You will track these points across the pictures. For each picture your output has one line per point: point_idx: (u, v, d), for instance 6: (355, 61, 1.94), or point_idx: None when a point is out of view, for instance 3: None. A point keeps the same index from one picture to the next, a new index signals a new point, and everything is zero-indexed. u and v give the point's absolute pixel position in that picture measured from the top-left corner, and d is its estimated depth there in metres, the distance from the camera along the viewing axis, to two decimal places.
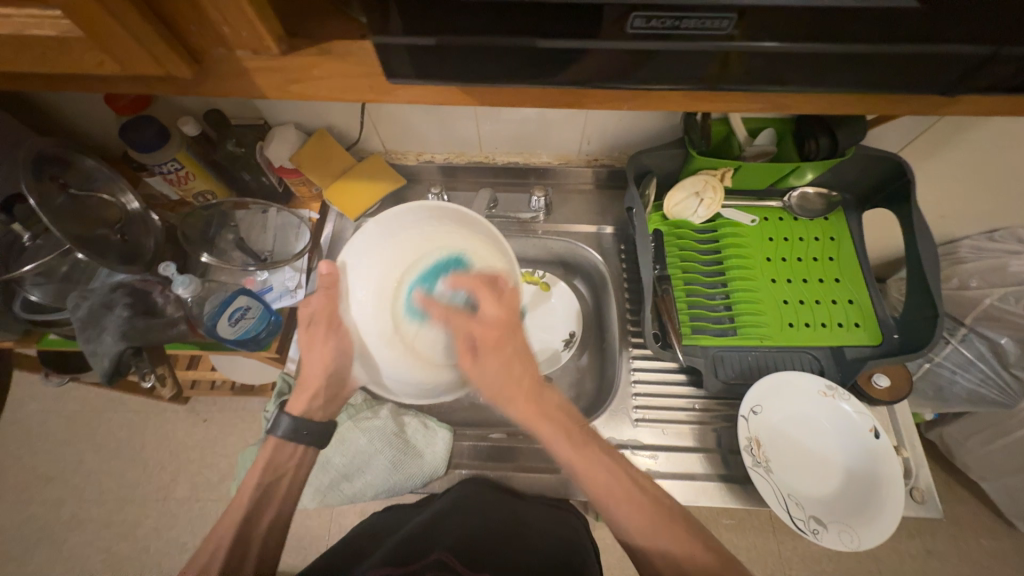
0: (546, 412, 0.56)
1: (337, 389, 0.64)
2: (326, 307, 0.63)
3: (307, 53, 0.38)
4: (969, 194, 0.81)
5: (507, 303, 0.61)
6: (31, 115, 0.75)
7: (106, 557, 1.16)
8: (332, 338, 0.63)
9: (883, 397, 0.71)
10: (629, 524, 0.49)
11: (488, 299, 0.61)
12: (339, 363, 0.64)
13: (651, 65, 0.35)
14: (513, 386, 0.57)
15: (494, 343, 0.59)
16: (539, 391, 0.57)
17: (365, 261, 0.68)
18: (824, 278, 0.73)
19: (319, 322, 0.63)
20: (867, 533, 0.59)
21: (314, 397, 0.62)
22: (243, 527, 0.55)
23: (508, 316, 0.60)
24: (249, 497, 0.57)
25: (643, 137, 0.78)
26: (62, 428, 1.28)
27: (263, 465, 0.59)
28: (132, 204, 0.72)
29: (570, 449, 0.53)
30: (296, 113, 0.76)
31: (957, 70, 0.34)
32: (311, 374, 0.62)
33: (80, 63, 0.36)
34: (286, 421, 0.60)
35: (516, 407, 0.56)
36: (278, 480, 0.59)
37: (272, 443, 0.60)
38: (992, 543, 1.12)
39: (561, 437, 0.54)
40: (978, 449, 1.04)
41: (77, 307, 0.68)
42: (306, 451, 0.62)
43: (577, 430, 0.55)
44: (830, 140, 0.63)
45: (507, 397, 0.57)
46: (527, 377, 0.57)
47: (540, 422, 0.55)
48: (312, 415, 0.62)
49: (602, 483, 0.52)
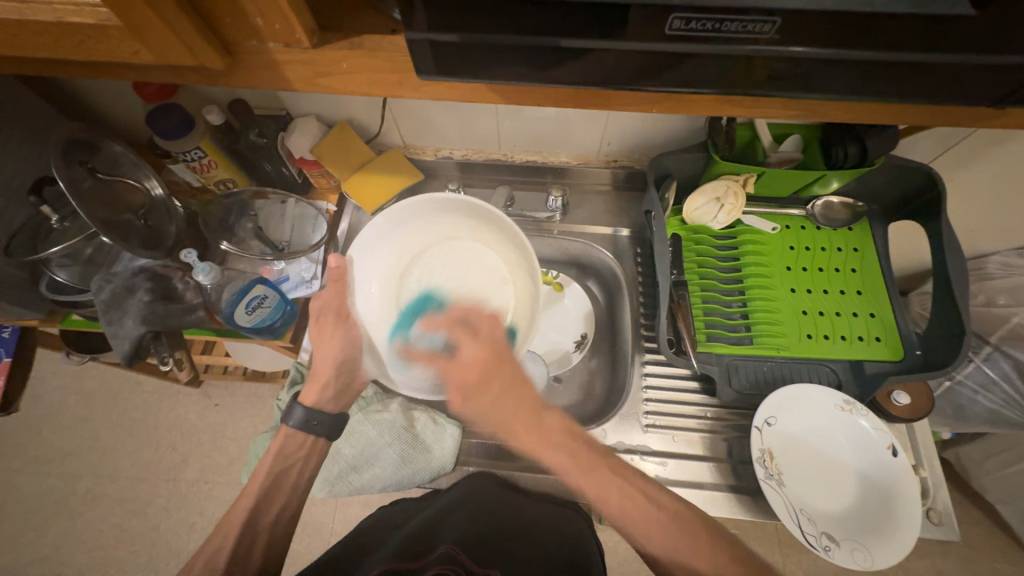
0: (549, 438, 0.54)
1: (348, 380, 0.65)
2: (334, 300, 0.65)
3: (337, 47, 0.38)
4: (1001, 209, 0.78)
5: (486, 337, 0.61)
6: (62, 100, 0.77)
7: (117, 532, 1.19)
8: (341, 330, 0.65)
9: (901, 415, 0.69)
10: (641, 536, 0.50)
11: (465, 339, 0.61)
12: (349, 353, 0.65)
13: (688, 66, 0.35)
14: (512, 419, 0.56)
15: (480, 383, 0.58)
16: (538, 418, 0.56)
17: (371, 255, 0.68)
18: (845, 290, 0.72)
19: (328, 314, 0.65)
20: (881, 553, 0.58)
21: (325, 388, 0.64)
22: (256, 515, 0.56)
23: (490, 349, 0.59)
24: (260, 485, 0.58)
25: (665, 140, 0.77)
26: (80, 405, 1.31)
27: (274, 455, 0.60)
28: (155, 190, 0.73)
29: (579, 474, 0.52)
30: (318, 105, 0.76)
31: (1010, 82, 0.33)
32: (322, 365, 0.64)
33: (115, 53, 0.36)
34: (298, 412, 0.61)
35: (521, 440, 0.55)
36: (288, 471, 0.60)
37: (283, 433, 0.61)
38: (1006, 568, 1.09)
39: (574, 468, 0.53)
40: (995, 471, 1.02)
41: (101, 290, 0.70)
42: (315, 442, 0.62)
43: (586, 449, 0.54)
44: (859, 148, 0.61)
45: (508, 429, 0.56)
46: (524, 408, 0.56)
47: (548, 450, 0.54)
48: (323, 405, 0.63)
49: (617, 503, 0.51)
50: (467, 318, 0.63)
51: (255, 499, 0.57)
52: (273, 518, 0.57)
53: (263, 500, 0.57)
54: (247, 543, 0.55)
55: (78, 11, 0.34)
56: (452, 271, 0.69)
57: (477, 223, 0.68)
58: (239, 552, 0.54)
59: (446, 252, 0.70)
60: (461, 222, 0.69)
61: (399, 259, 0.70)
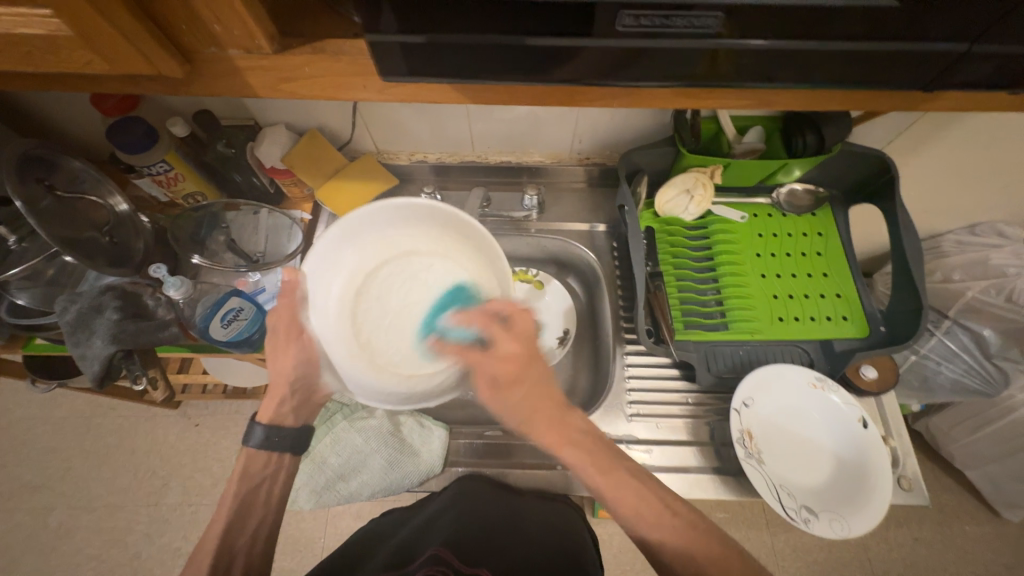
0: (569, 438, 0.55)
1: (306, 395, 0.65)
2: (286, 314, 0.63)
3: (299, 51, 0.38)
4: (950, 189, 0.83)
5: (521, 333, 0.60)
6: (15, 117, 0.74)
7: (95, 564, 1.14)
8: (293, 345, 0.64)
9: (870, 388, 0.73)
10: (630, 514, 0.51)
11: (500, 334, 0.59)
12: (305, 370, 0.64)
13: (643, 61, 0.36)
14: (536, 419, 0.56)
15: (513, 378, 0.58)
16: (563, 417, 0.57)
17: (327, 266, 0.67)
18: (812, 273, 0.75)
19: (280, 330, 0.63)
20: (856, 521, 0.61)
21: (281, 402, 0.63)
22: (235, 535, 0.55)
23: (527, 347, 0.59)
24: (229, 506, 0.56)
25: (635, 136, 0.79)
26: (50, 434, 1.26)
27: (238, 476, 0.58)
28: (120, 206, 0.71)
29: (598, 475, 0.53)
30: (287, 113, 0.75)
31: (935, 67, 0.35)
32: (277, 380, 0.62)
33: (68, 63, 0.35)
34: (258, 431, 0.60)
35: (541, 436, 0.56)
36: (258, 489, 0.59)
37: (245, 454, 0.60)
38: (978, 530, 1.15)
39: (591, 467, 0.53)
40: (962, 439, 1.07)
41: (66, 310, 0.67)
42: (282, 458, 0.61)
43: (603, 451, 0.55)
44: (816, 138, 0.65)
45: (532, 428, 0.56)
46: (550, 405, 0.57)
47: (566, 450, 0.55)
48: (282, 420, 0.62)
49: (632, 504, 0.51)
50: (501, 311, 0.61)
51: (229, 519, 0.56)
52: (251, 539, 0.56)
53: (242, 512, 0.57)
54: (230, 566, 0.53)
55: None
56: (411, 284, 0.68)
57: (440, 230, 0.69)
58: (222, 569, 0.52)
59: (405, 266, 0.70)
60: (421, 228, 0.70)
61: (356, 270, 0.69)
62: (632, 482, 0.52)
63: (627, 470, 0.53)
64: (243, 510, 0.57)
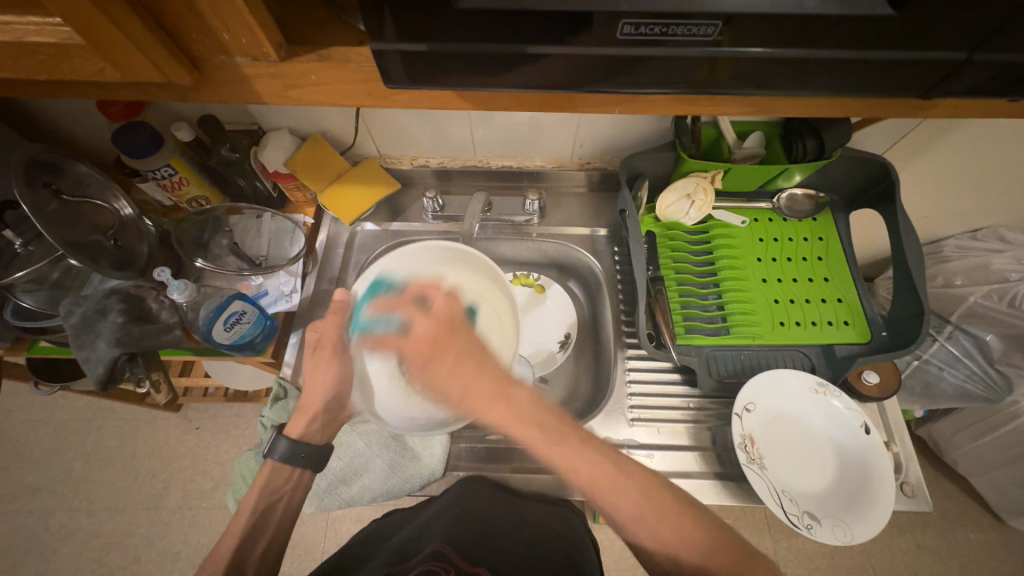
0: (517, 411, 0.49)
1: (335, 413, 0.64)
2: (331, 332, 0.63)
3: (306, 59, 0.38)
4: (951, 195, 0.83)
5: (439, 311, 0.59)
6: (24, 123, 0.75)
7: (95, 568, 1.14)
8: (334, 362, 0.63)
9: (872, 394, 0.73)
10: (588, 483, 0.48)
11: (415, 314, 0.59)
12: (339, 391, 0.63)
13: (642, 68, 0.36)
14: (476, 394, 0.51)
15: (434, 351, 0.55)
16: (505, 389, 0.51)
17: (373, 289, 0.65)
18: (813, 278, 0.75)
19: (324, 345, 0.63)
20: (859, 528, 0.61)
21: (313, 420, 0.62)
22: (248, 553, 0.55)
23: (444, 321, 0.57)
24: (245, 523, 0.57)
25: (635, 141, 0.80)
26: (51, 438, 1.26)
27: (260, 490, 0.58)
28: (125, 210, 0.72)
29: (549, 445, 0.48)
30: (290, 119, 0.76)
31: (936, 75, 0.36)
32: (311, 398, 0.62)
33: (80, 72, 0.36)
34: (283, 445, 0.60)
35: (488, 415, 0.50)
36: (275, 504, 0.59)
37: (269, 466, 0.60)
38: (982, 537, 1.14)
39: (540, 440, 0.48)
40: (966, 445, 1.06)
41: (71, 313, 0.67)
42: (303, 475, 0.61)
43: (552, 420, 0.49)
44: (816, 142, 0.65)
45: (472, 402, 0.51)
46: (486, 376, 0.52)
47: (516, 425, 0.49)
48: (310, 438, 0.62)
49: (587, 474, 0.48)
50: (420, 295, 0.62)
51: (242, 537, 0.56)
52: (261, 558, 0.56)
53: (249, 523, 0.56)
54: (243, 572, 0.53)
55: (40, 31, 0.33)
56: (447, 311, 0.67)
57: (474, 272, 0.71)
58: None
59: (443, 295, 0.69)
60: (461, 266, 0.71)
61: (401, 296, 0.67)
62: (586, 449, 0.49)
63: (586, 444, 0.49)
64: (256, 527, 0.57)
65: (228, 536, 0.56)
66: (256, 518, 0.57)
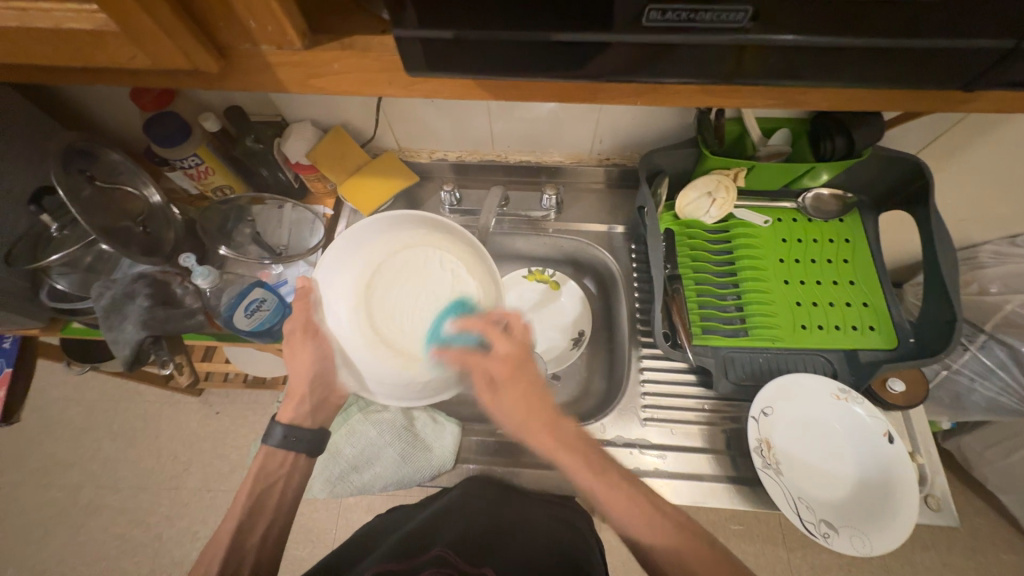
0: (566, 442, 0.56)
1: (325, 394, 0.65)
2: (301, 316, 0.65)
3: (327, 47, 0.39)
4: (990, 198, 0.79)
5: (520, 338, 0.62)
6: (63, 113, 0.78)
7: (119, 542, 1.19)
8: (310, 343, 0.64)
9: (897, 402, 0.70)
10: (622, 517, 0.51)
11: (498, 336, 0.61)
12: (322, 367, 0.64)
13: (666, 56, 0.35)
14: (534, 420, 0.57)
15: (511, 375, 0.59)
16: (557, 422, 0.57)
17: (336, 272, 0.67)
18: (838, 281, 0.72)
19: (297, 329, 0.64)
20: (880, 539, 0.59)
21: (301, 403, 0.63)
22: (246, 536, 0.57)
23: (522, 350, 0.61)
24: (242, 504, 0.58)
25: (656, 137, 0.78)
26: (82, 416, 1.31)
27: (256, 472, 0.60)
28: (154, 197, 0.74)
29: (593, 477, 0.53)
30: (313, 110, 0.77)
31: (976, 67, 0.34)
32: (296, 380, 0.63)
33: (115, 59, 0.37)
34: (278, 430, 0.61)
35: (540, 442, 0.57)
36: (270, 488, 0.60)
37: (263, 451, 0.61)
38: (1011, 557, 1.09)
39: (583, 466, 0.54)
40: (996, 460, 1.02)
41: (101, 296, 0.70)
42: (296, 460, 0.62)
43: (595, 454, 0.56)
44: (846, 140, 0.63)
45: (529, 429, 0.57)
46: (547, 407, 0.58)
47: (563, 450, 0.55)
48: (300, 421, 0.63)
49: (624, 507, 0.51)
50: (502, 320, 0.62)
51: (241, 518, 0.58)
52: (261, 539, 0.58)
53: (252, 511, 0.58)
54: (240, 562, 0.55)
55: (77, 18, 0.35)
56: (408, 279, 0.68)
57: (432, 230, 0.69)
58: (231, 563, 0.54)
59: (405, 261, 0.69)
60: (419, 231, 0.69)
61: (363, 274, 0.68)
62: (624, 485, 0.53)
63: (621, 477, 0.54)
64: (255, 509, 0.58)
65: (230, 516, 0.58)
66: (253, 500, 0.59)
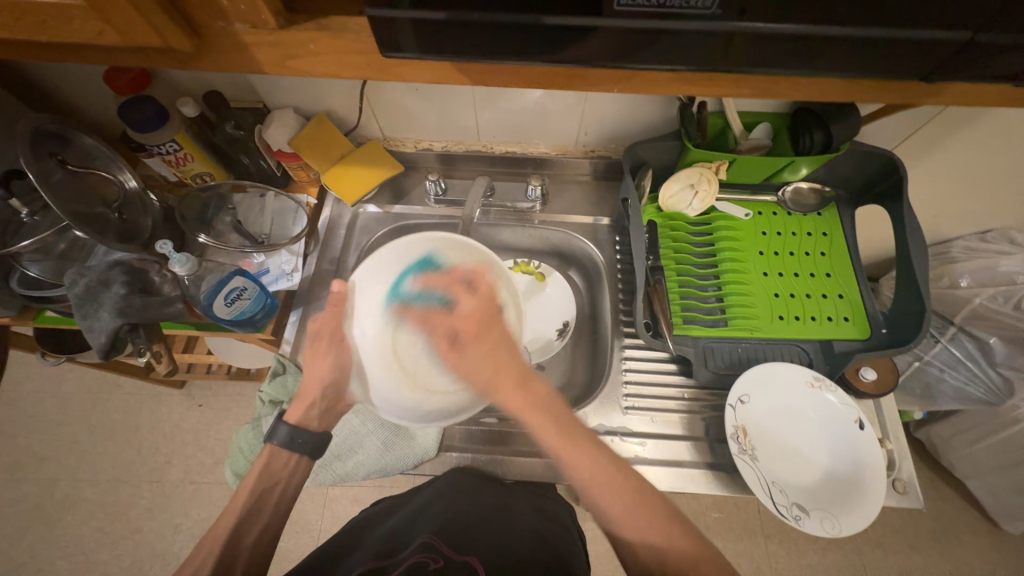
0: (535, 401, 0.56)
1: (333, 401, 0.63)
2: (330, 322, 0.60)
3: (305, 27, 0.38)
4: (962, 194, 0.82)
5: (486, 295, 0.63)
6: (34, 94, 0.76)
7: (98, 536, 1.17)
8: (332, 351, 0.61)
9: (869, 391, 0.73)
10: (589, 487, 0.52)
11: (463, 294, 0.62)
12: (340, 376, 0.61)
13: (644, 41, 0.36)
14: (502, 378, 0.57)
15: (478, 331, 0.60)
16: (528, 380, 0.57)
17: (375, 283, 0.65)
18: (815, 273, 0.74)
19: (322, 336, 0.61)
20: (848, 520, 0.61)
21: (311, 406, 0.61)
22: (241, 537, 0.56)
23: (488, 306, 0.62)
24: (242, 503, 0.57)
25: (641, 129, 0.79)
26: (58, 409, 1.29)
27: (258, 472, 0.59)
28: (130, 183, 0.73)
29: (559, 440, 0.53)
30: (294, 97, 0.76)
31: (938, 57, 0.35)
32: (309, 385, 0.61)
33: (79, 33, 0.36)
34: (283, 431, 0.60)
35: (507, 398, 0.56)
36: (272, 487, 0.59)
37: (267, 451, 0.60)
38: (975, 541, 1.14)
39: (548, 424, 0.54)
40: (964, 448, 1.06)
41: (75, 284, 0.69)
42: (300, 459, 0.62)
43: (571, 422, 0.55)
44: (824, 135, 0.65)
45: (498, 385, 0.57)
46: (517, 367, 0.57)
47: (527, 405, 0.55)
48: (308, 423, 0.61)
49: (599, 481, 0.52)
50: (468, 277, 0.63)
51: (240, 517, 0.56)
52: (259, 533, 0.57)
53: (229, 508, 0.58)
54: (234, 561, 0.54)
55: None
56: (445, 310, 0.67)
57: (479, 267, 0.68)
58: (224, 564, 0.53)
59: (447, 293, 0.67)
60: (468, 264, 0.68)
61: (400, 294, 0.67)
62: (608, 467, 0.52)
63: (589, 441, 0.54)
64: (254, 508, 0.57)
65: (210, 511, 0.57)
66: (253, 499, 0.57)
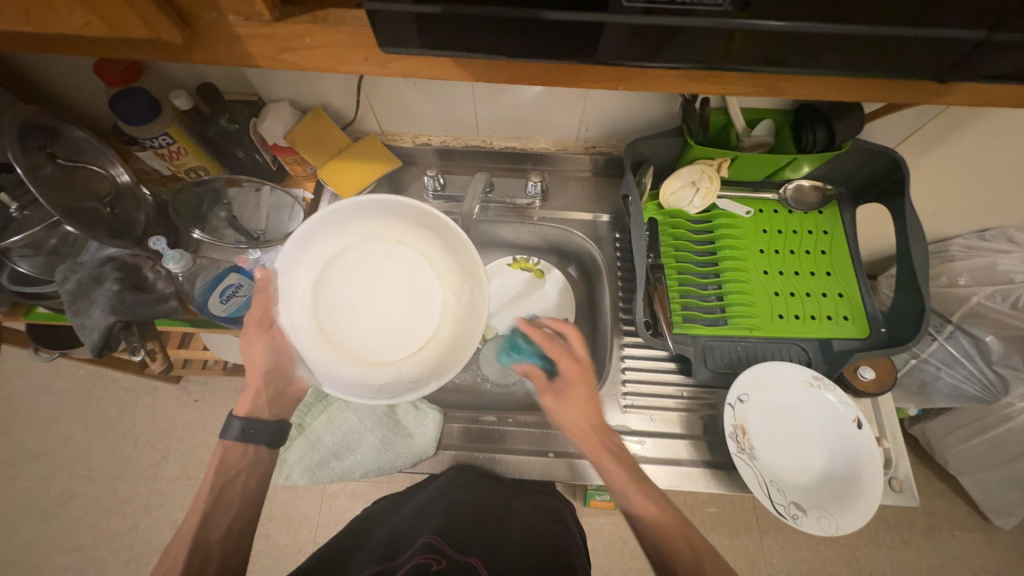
0: (610, 451, 0.57)
1: (281, 386, 0.63)
2: (258, 308, 0.62)
3: (300, 20, 0.37)
4: (962, 193, 0.82)
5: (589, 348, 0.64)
6: (23, 86, 0.74)
7: (94, 532, 1.17)
8: (265, 338, 0.62)
9: (867, 390, 0.73)
10: (654, 527, 0.52)
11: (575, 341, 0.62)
12: (277, 360, 0.62)
13: (647, 37, 0.35)
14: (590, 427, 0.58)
15: (579, 381, 0.60)
16: (606, 432, 0.59)
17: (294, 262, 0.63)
18: (815, 271, 0.74)
19: (252, 323, 0.62)
20: (845, 519, 0.61)
21: (257, 396, 0.61)
22: (210, 532, 0.55)
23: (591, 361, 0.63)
24: (204, 501, 0.56)
25: (642, 125, 0.78)
26: (53, 405, 1.27)
27: (214, 469, 0.58)
28: (121, 177, 0.71)
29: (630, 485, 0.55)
30: (290, 90, 0.74)
31: (950, 57, 0.34)
32: (249, 374, 0.61)
33: (66, 23, 0.35)
34: (235, 425, 0.59)
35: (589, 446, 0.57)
36: (232, 481, 0.58)
37: (221, 447, 0.59)
38: (967, 536, 1.15)
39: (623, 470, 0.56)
40: (958, 445, 1.07)
41: (67, 280, 0.67)
42: (258, 450, 0.61)
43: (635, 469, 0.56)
44: (827, 133, 0.64)
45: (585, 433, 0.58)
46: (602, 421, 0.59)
47: (606, 455, 0.56)
48: (258, 413, 0.61)
49: (658, 520, 0.52)
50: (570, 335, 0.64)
51: (205, 510, 0.56)
52: (225, 534, 0.56)
53: (222, 508, 0.57)
54: (206, 560, 0.53)
55: None
56: (373, 274, 0.67)
57: (405, 223, 0.66)
58: (195, 564, 0.52)
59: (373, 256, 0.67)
60: (391, 222, 0.67)
61: (325, 264, 0.66)
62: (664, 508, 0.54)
63: (649, 486, 0.55)
64: (215, 501, 0.56)
65: (195, 510, 0.56)
66: (215, 494, 0.57)
